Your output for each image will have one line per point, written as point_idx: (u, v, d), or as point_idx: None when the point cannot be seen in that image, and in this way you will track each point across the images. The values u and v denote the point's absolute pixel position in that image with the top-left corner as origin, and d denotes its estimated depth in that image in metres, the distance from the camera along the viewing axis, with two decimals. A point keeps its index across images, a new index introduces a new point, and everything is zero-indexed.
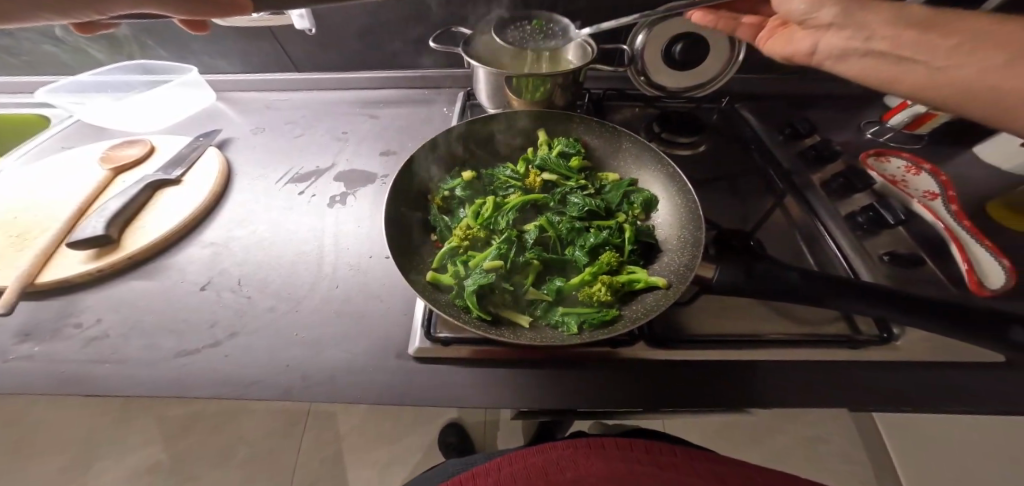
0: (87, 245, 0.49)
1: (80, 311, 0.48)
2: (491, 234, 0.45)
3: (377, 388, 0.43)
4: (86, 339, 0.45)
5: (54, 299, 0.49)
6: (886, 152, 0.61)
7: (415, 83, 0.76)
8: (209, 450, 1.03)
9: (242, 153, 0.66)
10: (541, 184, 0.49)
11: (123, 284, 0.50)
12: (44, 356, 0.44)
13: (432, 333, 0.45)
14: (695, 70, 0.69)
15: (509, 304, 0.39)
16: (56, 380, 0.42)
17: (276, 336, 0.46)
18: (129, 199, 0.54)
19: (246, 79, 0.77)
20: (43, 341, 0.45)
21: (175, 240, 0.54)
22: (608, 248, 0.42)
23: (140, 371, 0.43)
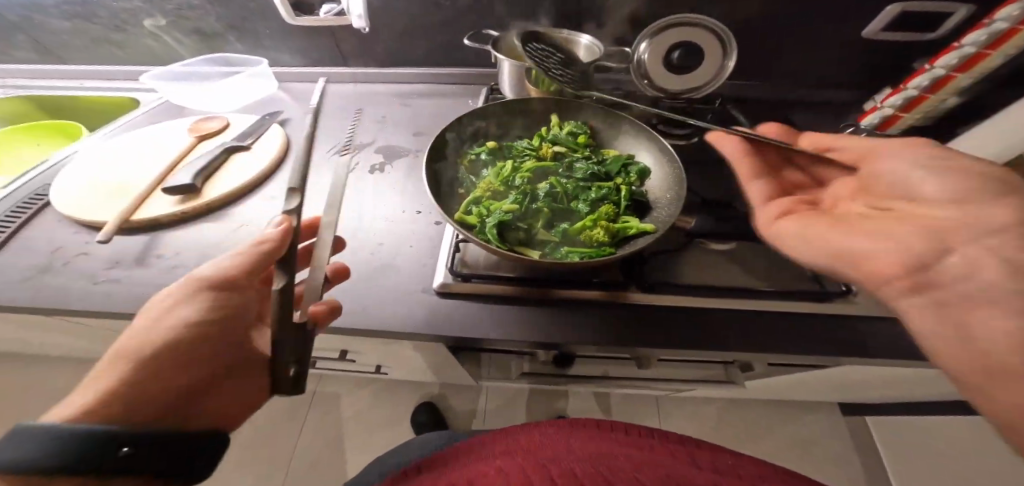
0: (176, 189, 0.59)
1: (161, 247, 0.57)
2: (508, 189, 0.54)
3: (403, 316, 0.50)
4: (169, 267, 0.54)
5: (143, 235, 0.58)
6: None
7: (448, 78, 0.87)
8: (227, 420, 1.28)
9: (297, 130, 0.76)
10: (553, 154, 0.58)
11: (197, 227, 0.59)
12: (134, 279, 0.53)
13: (454, 270, 0.52)
14: (693, 74, 0.77)
15: (522, 240, 0.49)
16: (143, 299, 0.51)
17: (320, 271, 0.54)
18: (212, 156, 0.64)
19: (302, 72, 0.88)
20: (132, 268, 0.54)
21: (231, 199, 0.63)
22: (607, 203, 0.51)
23: None
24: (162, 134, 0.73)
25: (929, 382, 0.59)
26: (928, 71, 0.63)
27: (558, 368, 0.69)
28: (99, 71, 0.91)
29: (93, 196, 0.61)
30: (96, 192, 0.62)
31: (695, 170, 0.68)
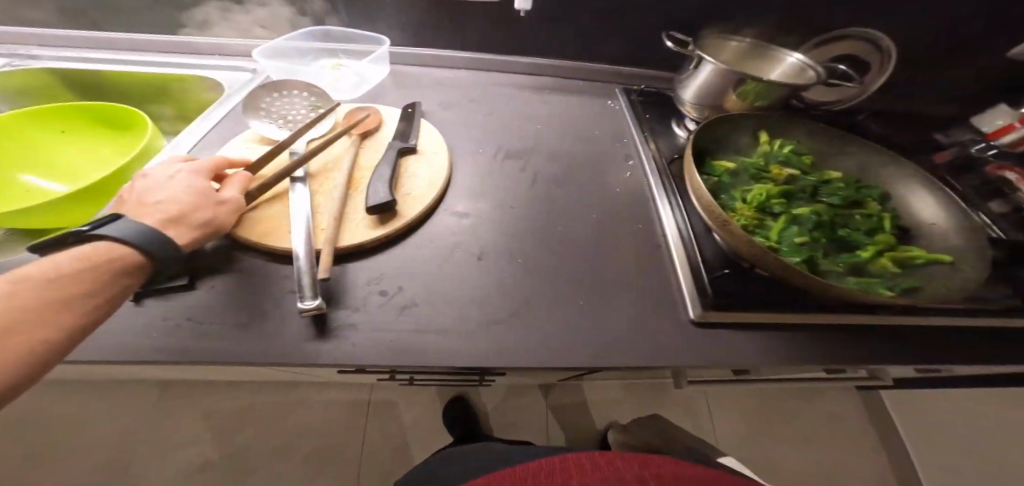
0: (379, 206, 0.47)
1: (377, 277, 0.45)
2: (767, 217, 0.49)
3: (675, 354, 0.44)
4: (398, 306, 0.43)
5: (348, 267, 0.45)
6: (1003, 167, 0.72)
7: (575, 73, 0.79)
8: (269, 441, 1.07)
9: (443, 128, 0.66)
10: (785, 176, 0.53)
11: (405, 252, 0.48)
12: (368, 324, 0.41)
13: (712, 298, 0.47)
14: (840, 87, 0.77)
15: (820, 271, 0.45)
16: (394, 352, 0.40)
17: (565, 302, 0.47)
18: (392, 163, 0.53)
19: (411, 55, 0.76)
20: (357, 307, 0.42)
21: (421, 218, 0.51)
22: (874, 230, 0.49)
23: (461, 340, 0.42)
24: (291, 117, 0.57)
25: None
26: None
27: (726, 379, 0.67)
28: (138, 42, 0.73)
29: (255, 214, 0.46)
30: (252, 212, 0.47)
31: None
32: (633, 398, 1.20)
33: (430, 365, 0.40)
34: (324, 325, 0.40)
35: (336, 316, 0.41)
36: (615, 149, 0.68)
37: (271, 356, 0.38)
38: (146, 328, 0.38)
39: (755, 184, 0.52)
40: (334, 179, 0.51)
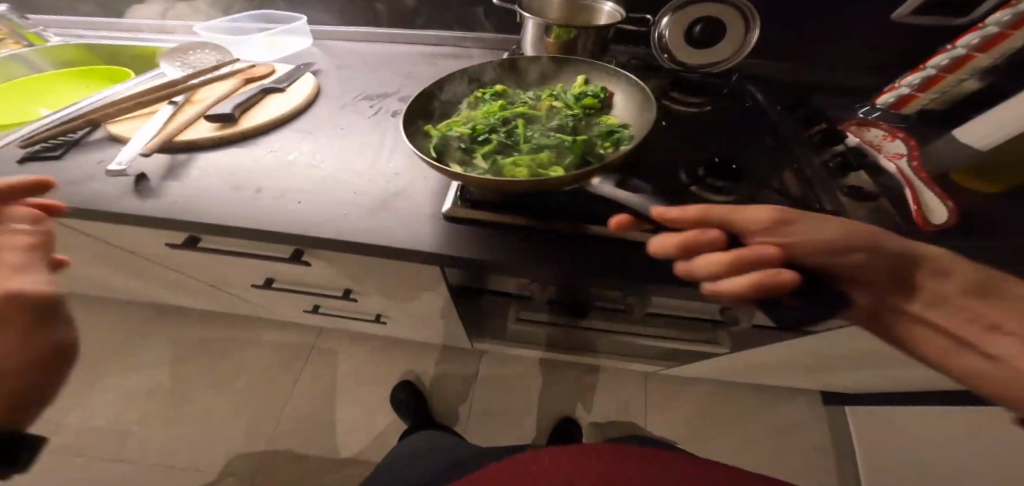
0: (218, 117, 0.65)
1: (202, 167, 0.62)
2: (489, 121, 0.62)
3: (400, 236, 0.54)
4: (204, 186, 0.59)
5: (184, 155, 0.64)
6: (870, 125, 0.71)
7: (467, 42, 0.90)
8: (214, 370, 1.26)
9: (328, 79, 0.80)
10: (547, 106, 0.63)
11: (232, 152, 0.64)
12: (176, 193, 0.58)
13: (463, 198, 0.56)
14: (710, 52, 0.81)
15: (467, 152, 0.57)
16: (181, 210, 0.56)
17: (338, 194, 0.58)
18: (251, 93, 0.70)
19: (332, 26, 0.92)
20: (175, 182, 0.60)
21: (258, 133, 0.67)
22: (555, 150, 0.56)
23: (235, 210, 0.56)
24: (198, 62, 0.81)
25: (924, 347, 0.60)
26: (950, 51, 0.66)
27: (549, 311, 0.77)
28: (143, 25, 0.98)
29: (140, 122, 0.69)
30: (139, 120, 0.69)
31: (702, 136, 0.71)
32: (553, 377, 1.22)
33: (205, 222, 0.55)
34: (137, 184, 0.59)
35: (149, 180, 0.60)
36: None
37: (92, 199, 0.57)
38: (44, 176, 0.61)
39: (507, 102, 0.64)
40: (203, 103, 0.71)
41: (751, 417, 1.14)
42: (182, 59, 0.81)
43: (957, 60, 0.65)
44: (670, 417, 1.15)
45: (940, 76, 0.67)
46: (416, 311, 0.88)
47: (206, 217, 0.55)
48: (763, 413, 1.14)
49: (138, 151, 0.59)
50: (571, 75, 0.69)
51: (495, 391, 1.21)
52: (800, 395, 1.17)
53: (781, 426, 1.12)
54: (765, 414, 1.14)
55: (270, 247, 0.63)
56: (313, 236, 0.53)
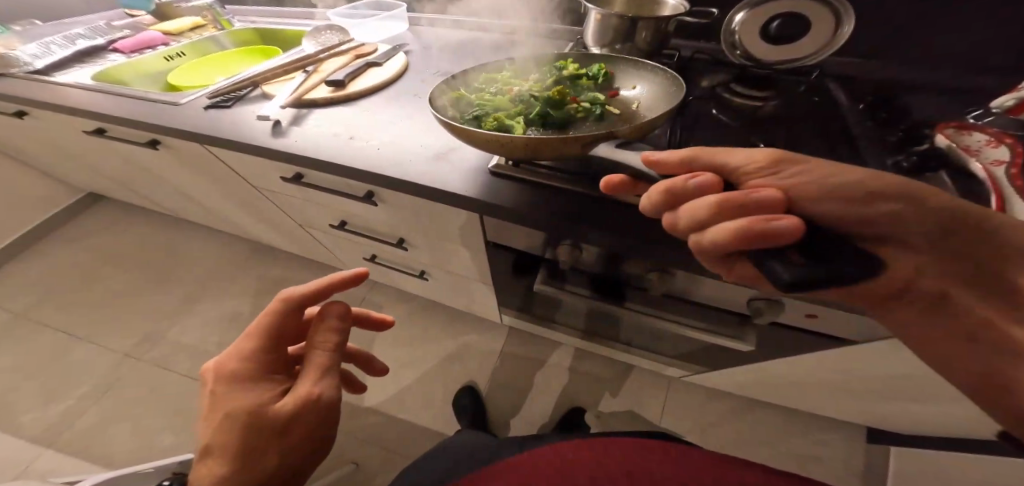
0: (333, 81, 0.82)
1: (315, 118, 0.79)
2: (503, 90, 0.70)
3: (449, 183, 0.63)
4: (315, 132, 0.75)
5: (306, 110, 0.81)
6: (971, 127, 0.60)
7: (539, 33, 0.99)
8: None
9: (418, 59, 0.95)
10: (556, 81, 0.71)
11: (338, 109, 0.80)
12: (296, 136, 0.75)
13: (507, 157, 0.64)
14: (787, 48, 0.78)
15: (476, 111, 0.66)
16: (298, 149, 0.72)
17: (407, 146, 0.70)
18: (360, 66, 0.87)
19: (428, 17, 1.08)
20: (296, 128, 0.77)
21: (359, 96, 0.83)
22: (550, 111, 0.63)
23: (333, 151, 0.71)
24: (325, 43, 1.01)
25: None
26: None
27: (579, 288, 0.76)
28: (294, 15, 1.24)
29: (282, 85, 0.89)
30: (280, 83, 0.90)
31: (755, 128, 0.70)
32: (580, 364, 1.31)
33: (311, 159, 0.71)
34: (275, 127, 0.77)
35: (282, 126, 0.78)
36: None
37: (246, 135, 0.77)
38: (218, 118, 0.83)
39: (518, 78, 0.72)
40: (324, 72, 0.89)
41: (779, 440, 1.11)
42: (313, 41, 1.02)
43: None
44: (693, 424, 1.17)
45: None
46: (455, 267, 0.99)
47: (314, 154, 0.71)
48: (793, 440, 1.11)
49: (279, 104, 0.78)
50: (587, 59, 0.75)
51: (526, 367, 1.34)
52: (841, 430, 1.10)
53: (810, 456, 1.08)
54: (794, 441, 1.11)
55: (349, 187, 0.80)
56: (384, 176, 0.66)
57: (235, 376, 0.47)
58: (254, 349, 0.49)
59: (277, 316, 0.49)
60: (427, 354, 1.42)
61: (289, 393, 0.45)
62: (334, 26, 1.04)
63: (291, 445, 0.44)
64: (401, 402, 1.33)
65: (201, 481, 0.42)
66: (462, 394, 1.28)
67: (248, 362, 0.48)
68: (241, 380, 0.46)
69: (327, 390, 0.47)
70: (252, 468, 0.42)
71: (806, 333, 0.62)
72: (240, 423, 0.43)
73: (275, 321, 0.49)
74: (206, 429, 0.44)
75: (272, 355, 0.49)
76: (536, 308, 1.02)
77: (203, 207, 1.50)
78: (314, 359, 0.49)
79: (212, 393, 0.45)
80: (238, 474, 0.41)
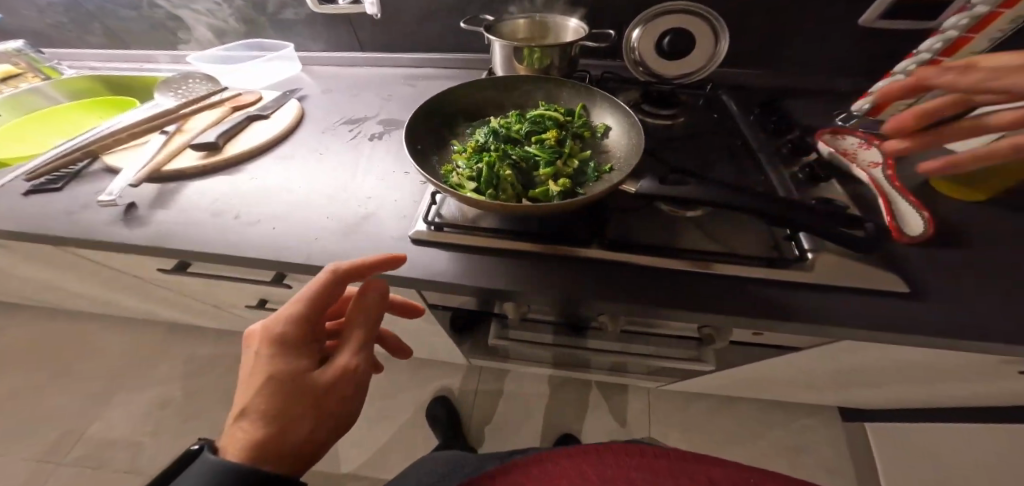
0: (202, 146, 0.68)
1: (185, 192, 0.65)
2: (491, 140, 0.58)
3: (371, 256, 0.56)
4: (187, 209, 0.62)
5: (170, 183, 0.66)
6: (843, 131, 0.69)
7: (450, 64, 0.95)
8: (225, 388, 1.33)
9: (312, 105, 0.84)
10: (553, 127, 0.60)
11: (216, 178, 0.67)
12: (160, 217, 0.61)
13: (427, 221, 0.58)
14: (683, 61, 0.82)
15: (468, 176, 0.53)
16: (162, 233, 0.58)
17: (311, 217, 0.61)
18: (236, 122, 0.73)
19: (325, 56, 0.99)
20: (158, 207, 0.62)
21: (238, 161, 0.70)
22: (560, 175, 0.54)
23: (217, 232, 0.59)
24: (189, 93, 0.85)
25: (918, 363, 0.59)
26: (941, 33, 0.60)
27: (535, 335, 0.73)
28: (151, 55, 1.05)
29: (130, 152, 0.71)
30: (129, 150, 0.73)
31: (673, 149, 0.71)
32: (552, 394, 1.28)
33: (184, 246, 0.57)
34: (126, 212, 0.61)
35: (139, 208, 0.62)
36: None
37: (87, 226, 0.60)
38: (44, 205, 0.64)
39: (506, 130, 0.60)
40: (191, 132, 0.74)
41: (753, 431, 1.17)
42: (173, 92, 0.85)
43: (923, 65, 0.63)
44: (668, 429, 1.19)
45: (933, 62, 0.62)
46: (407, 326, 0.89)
47: (189, 239, 0.58)
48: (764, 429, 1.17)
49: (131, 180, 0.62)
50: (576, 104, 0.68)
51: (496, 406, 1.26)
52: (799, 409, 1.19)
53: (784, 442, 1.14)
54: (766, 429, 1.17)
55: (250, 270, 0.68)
56: (289, 259, 0.56)
57: (273, 341, 0.40)
58: (300, 312, 0.41)
59: (321, 285, 0.41)
60: (383, 415, 1.28)
61: (331, 364, 0.41)
62: (194, 73, 0.87)
63: (328, 418, 0.40)
64: (361, 475, 1.17)
65: (240, 444, 0.37)
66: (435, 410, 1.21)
67: (291, 327, 0.41)
68: (281, 345, 0.40)
69: (365, 363, 0.44)
70: (285, 438, 0.38)
71: (753, 347, 0.65)
72: (282, 392, 0.39)
73: (320, 291, 0.41)
74: (243, 387, 0.40)
75: (314, 325, 0.42)
76: (495, 352, 0.98)
77: (59, 294, 1.19)
78: (353, 332, 0.44)
79: (255, 353, 0.40)
80: (279, 448, 0.37)
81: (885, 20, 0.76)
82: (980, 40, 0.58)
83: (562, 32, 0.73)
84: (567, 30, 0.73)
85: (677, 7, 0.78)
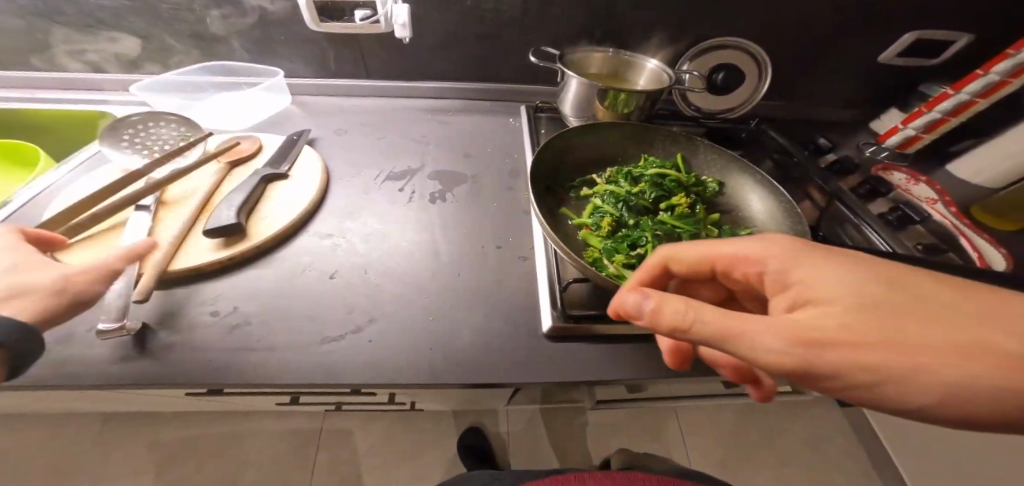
0: (222, 232, 0.48)
1: (209, 301, 0.46)
2: (624, 215, 0.53)
3: (511, 364, 0.46)
4: (225, 328, 0.44)
5: (180, 290, 0.46)
6: (890, 167, 0.74)
7: (479, 95, 0.85)
8: None
9: (332, 152, 0.68)
10: (677, 188, 0.55)
11: (249, 274, 0.49)
12: (187, 347, 0.42)
13: (564, 312, 0.48)
14: (732, 95, 0.82)
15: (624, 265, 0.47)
16: (205, 374, 0.41)
17: (410, 319, 0.48)
18: (251, 188, 0.54)
19: (322, 85, 0.82)
20: (180, 332, 0.43)
21: (271, 245, 0.52)
22: None
23: (290, 357, 0.43)
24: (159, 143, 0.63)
25: None
26: (983, 77, 0.68)
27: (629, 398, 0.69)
28: (59, 81, 0.77)
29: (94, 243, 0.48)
30: (84, 236, 0.50)
31: None
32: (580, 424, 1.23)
33: (245, 385, 0.41)
34: (138, 344, 0.42)
35: (149, 339, 0.42)
36: (502, 166, 0.69)
37: (79, 375, 0.39)
38: None
39: (629, 197, 0.54)
40: (183, 210, 0.52)
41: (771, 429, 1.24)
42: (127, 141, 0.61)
43: (961, 105, 0.71)
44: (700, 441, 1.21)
45: (974, 101, 0.69)
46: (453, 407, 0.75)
47: (249, 374, 0.41)
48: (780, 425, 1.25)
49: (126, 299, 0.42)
50: (672, 151, 0.63)
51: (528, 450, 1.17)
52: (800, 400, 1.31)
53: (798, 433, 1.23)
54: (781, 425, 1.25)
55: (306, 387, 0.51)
56: (407, 383, 0.43)
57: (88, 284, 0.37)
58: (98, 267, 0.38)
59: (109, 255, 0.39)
60: None
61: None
62: (157, 113, 0.63)
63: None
64: None
65: None
66: (463, 438, 1.08)
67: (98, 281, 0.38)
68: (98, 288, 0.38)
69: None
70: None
71: None
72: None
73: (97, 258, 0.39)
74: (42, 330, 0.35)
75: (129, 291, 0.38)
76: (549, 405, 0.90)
77: None
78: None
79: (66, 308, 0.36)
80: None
81: (899, 60, 0.83)
82: (1012, 85, 0.67)
83: (637, 68, 0.66)
84: (643, 66, 0.66)
85: (734, 41, 0.76)
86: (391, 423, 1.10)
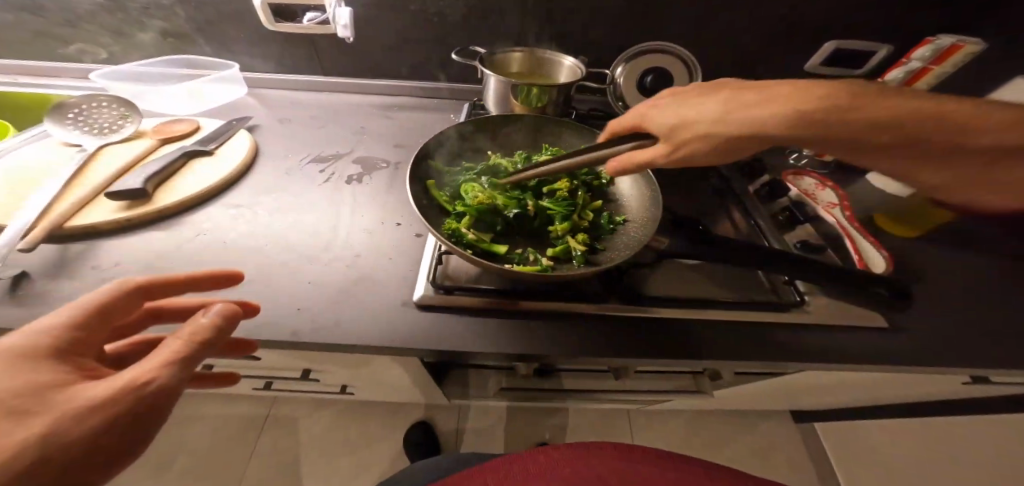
0: (124, 194, 0.53)
1: (100, 254, 0.50)
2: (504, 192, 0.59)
3: (375, 329, 0.48)
4: (105, 279, 0.47)
5: (76, 243, 0.50)
6: (802, 173, 0.76)
7: (426, 93, 0.89)
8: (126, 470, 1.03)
9: (268, 137, 0.73)
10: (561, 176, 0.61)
11: (143, 234, 0.53)
12: (60, 292, 0.45)
13: (437, 283, 0.52)
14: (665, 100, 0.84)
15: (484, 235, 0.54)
16: None
17: (291, 282, 0.51)
18: (167, 162, 0.59)
19: (280, 79, 0.87)
20: (61, 278, 0.47)
21: (176, 210, 0.56)
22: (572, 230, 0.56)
23: None
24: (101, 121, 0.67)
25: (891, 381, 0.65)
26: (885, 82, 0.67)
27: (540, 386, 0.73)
28: (41, 68, 0.84)
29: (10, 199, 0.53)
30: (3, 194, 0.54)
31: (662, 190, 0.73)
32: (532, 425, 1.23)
33: None
34: (13, 286, 0.45)
35: (27, 283, 0.45)
36: None
37: None
38: None
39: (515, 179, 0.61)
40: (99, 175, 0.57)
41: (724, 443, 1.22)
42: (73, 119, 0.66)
43: None
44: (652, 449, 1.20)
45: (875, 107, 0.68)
46: (375, 390, 0.77)
47: None
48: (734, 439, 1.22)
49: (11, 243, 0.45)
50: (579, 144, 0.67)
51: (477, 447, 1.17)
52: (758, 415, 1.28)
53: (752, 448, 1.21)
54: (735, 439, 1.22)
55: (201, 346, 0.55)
56: (268, 339, 0.45)
57: None
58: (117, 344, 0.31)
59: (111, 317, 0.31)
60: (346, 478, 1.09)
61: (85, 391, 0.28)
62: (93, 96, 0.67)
63: None
64: None
65: None
66: (410, 431, 1.08)
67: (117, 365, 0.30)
68: None
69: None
70: None
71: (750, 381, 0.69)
72: None
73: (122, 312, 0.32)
74: None
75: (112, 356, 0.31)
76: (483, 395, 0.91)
77: None
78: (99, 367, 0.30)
79: None
80: None
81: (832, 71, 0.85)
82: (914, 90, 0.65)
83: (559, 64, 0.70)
84: (564, 65, 0.70)
85: (664, 46, 0.79)
86: (341, 412, 1.11)
